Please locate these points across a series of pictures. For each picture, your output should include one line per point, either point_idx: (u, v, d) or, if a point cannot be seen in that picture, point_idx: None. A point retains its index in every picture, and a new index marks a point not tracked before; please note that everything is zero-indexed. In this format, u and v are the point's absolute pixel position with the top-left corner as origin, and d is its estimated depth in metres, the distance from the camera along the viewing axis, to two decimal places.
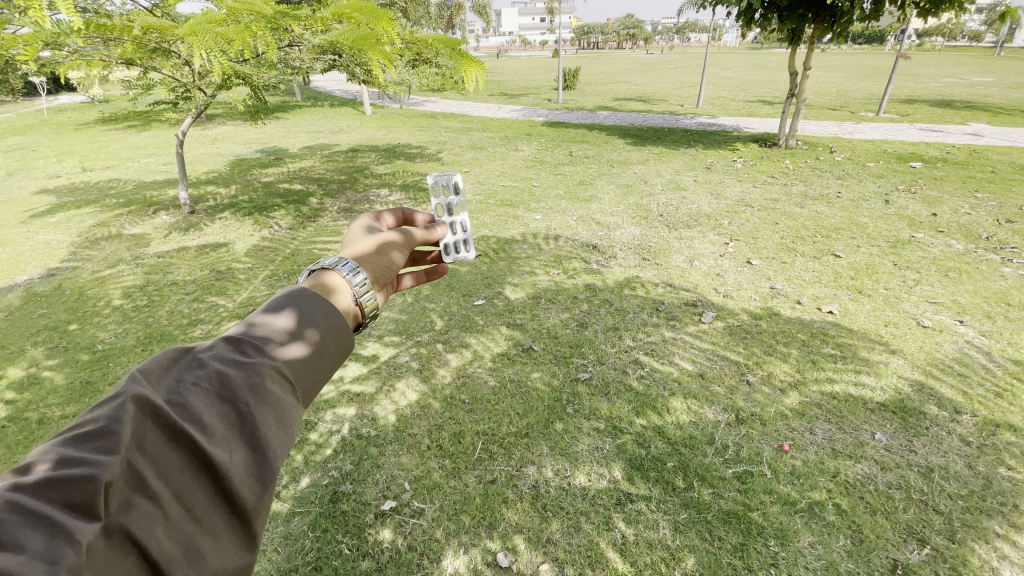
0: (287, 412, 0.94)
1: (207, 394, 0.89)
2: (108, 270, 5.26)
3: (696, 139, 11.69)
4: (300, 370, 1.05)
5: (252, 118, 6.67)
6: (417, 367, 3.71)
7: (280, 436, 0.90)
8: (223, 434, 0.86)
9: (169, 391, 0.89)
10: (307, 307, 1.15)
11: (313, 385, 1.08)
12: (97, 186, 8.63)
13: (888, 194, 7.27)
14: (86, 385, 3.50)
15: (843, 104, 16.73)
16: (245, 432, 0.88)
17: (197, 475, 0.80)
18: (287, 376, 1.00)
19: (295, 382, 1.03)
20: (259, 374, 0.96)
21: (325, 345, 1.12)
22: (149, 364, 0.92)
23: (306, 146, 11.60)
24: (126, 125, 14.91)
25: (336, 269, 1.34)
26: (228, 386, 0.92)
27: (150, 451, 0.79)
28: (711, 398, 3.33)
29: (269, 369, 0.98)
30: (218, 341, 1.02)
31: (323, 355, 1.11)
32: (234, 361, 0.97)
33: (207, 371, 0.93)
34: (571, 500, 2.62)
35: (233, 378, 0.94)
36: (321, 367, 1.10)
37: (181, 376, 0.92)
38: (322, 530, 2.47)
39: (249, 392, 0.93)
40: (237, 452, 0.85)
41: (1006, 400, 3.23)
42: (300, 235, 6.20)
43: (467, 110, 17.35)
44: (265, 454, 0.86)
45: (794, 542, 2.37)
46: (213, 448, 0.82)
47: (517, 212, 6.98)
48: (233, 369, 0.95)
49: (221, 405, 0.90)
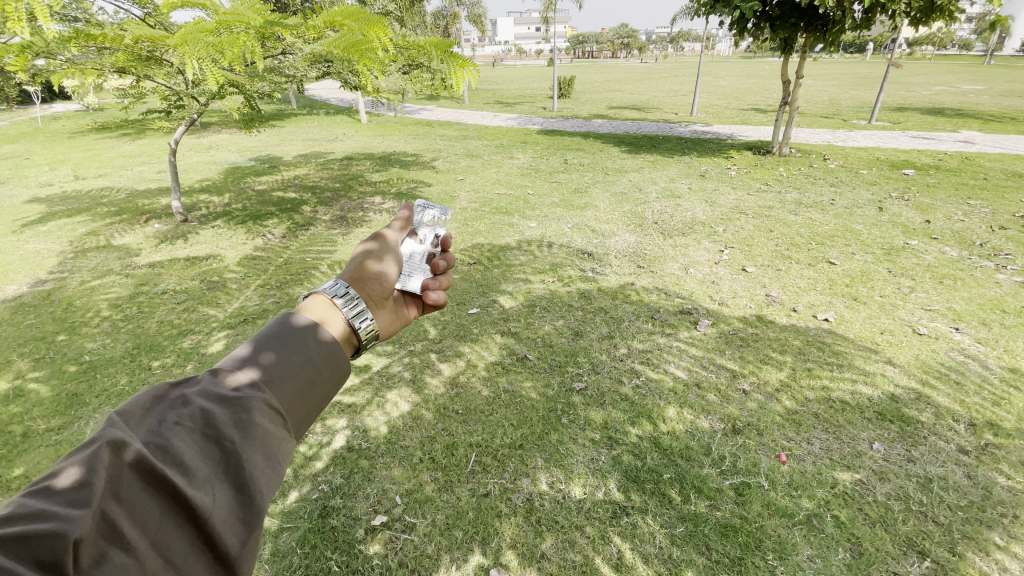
0: (276, 448, 0.93)
1: (190, 434, 0.87)
2: (97, 280, 5.20)
3: (690, 147, 11.75)
4: (291, 401, 1.02)
5: (246, 126, 6.65)
6: (410, 378, 3.67)
7: (268, 473, 0.89)
8: (206, 475, 0.84)
9: (150, 434, 0.85)
10: (301, 332, 1.11)
11: (306, 415, 1.06)
12: (90, 194, 8.58)
13: (881, 202, 7.30)
14: (72, 398, 3.43)
15: (835, 112, 16.91)
16: (230, 472, 0.86)
17: (178, 520, 0.78)
18: (277, 408, 0.98)
19: (285, 413, 1.01)
20: (246, 410, 0.93)
21: (320, 372, 1.09)
22: (129, 404, 0.89)
23: (300, 154, 11.59)
24: (120, 133, 14.87)
25: (326, 293, 1.32)
26: (213, 423, 0.89)
27: (127, 498, 0.76)
28: (708, 408, 3.30)
29: (258, 402, 0.95)
30: (204, 373, 0.98)
31: (317, 383, 1.08)
32: (220, 395, 0.94)
33: (190, 409, 0.90)
34: (566, 513, 2.58)
35: (218, 415, 0.90)
36: (314, 396, 1.08)
37: (163, 416, 0.89)
38: (311, 546, 2.42)
39: (235, 428, 0.90)
40: (221, 495, 0.83)
41: (1004, 408, 3.22)
42: (293, 244, 6.16)
43: (463, 118, 17.40)
44: (251, 496, 0.85)
45: (792, 555, 2.33)
46: (195, 493, 0.80)
47: (512, 220, 6.97)
48: (218, 405, 0.92)
49: (204, 444, 0.87)
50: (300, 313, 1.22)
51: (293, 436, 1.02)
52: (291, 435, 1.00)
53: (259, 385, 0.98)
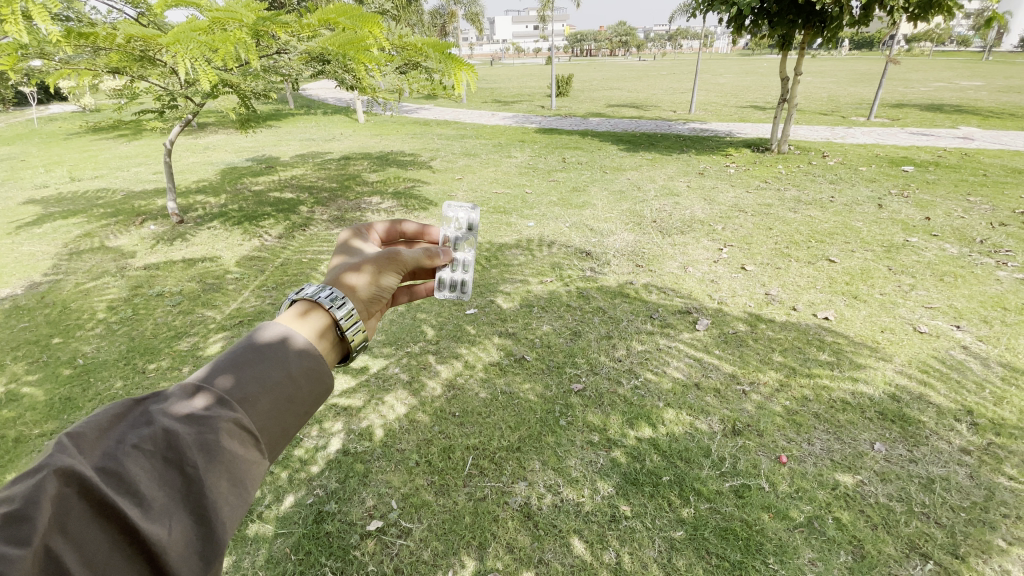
0: (243, 472, 0.91)
1: (149, 459, 0.85)
2: (91, 282, 5.17)
3: (689, 144, 11.75)
4: (266, 419, 1.03)
5: (243, 127, 6.62)
6: (407, 380, 3.64)
7: (232, 499, 0.88)
8: (164, 505, 0.83)
9: (105, 459, 0.83)
10: (279, 347, 1.12)
11: (282, 432, 1.05)
12: (86, 195, 8.54)
13: (881, 198, 7.28)
14: (66, 402, 3.40)
15: (835, 109, 16.86)
16: (190, 500, 0.85)
17: (128, 554, 0.77)
18: (248, 428, 0.97)
19: (259, 433, 1.00)
20: (213, 431, 0.91)
21: (299, 387, 1.09)
22: (85, 424, 0.86)
23: (298, 154, 11.57)
24: (117, 134, 14.85)
25: (311, 297, 1.32)
26: (175, 446, 0.88)
27: (74, 531, 0.74)
28: (707, 409, 3.27)
29: (228, 423, 0.94)
30: (171, 390, 0.97)
31: (296, 400, 1.08)
32: (187, 415, 0.92)
33: (153, 430, 0.89)
34: (564, 517, 2.55)
35: (182, 436, 0.89)
36: (292, 413, 1.08)
37: (123, 437, 0.87)
38: (305, 553, 2.39)
39: (200, 451, 0.88)
40: (178, 526, 0.82)
41: (1006, 407, 3.20)
42: (291, 244, 6.14)
43: (460, 117, 17.39)
44: (212, 527, 0.84)
45: (793, 559, 2.31)
46: (149, 526, 0.78)
47: (510, 219, 6.95)
48: (184, 425, 0.91)
49: (164, 469, 0.86)
50: (284, 322, 1.23)
51: (265, 456, 1.01)
52: (263, 454, 0.99)
53: (230, 403, 0.97)
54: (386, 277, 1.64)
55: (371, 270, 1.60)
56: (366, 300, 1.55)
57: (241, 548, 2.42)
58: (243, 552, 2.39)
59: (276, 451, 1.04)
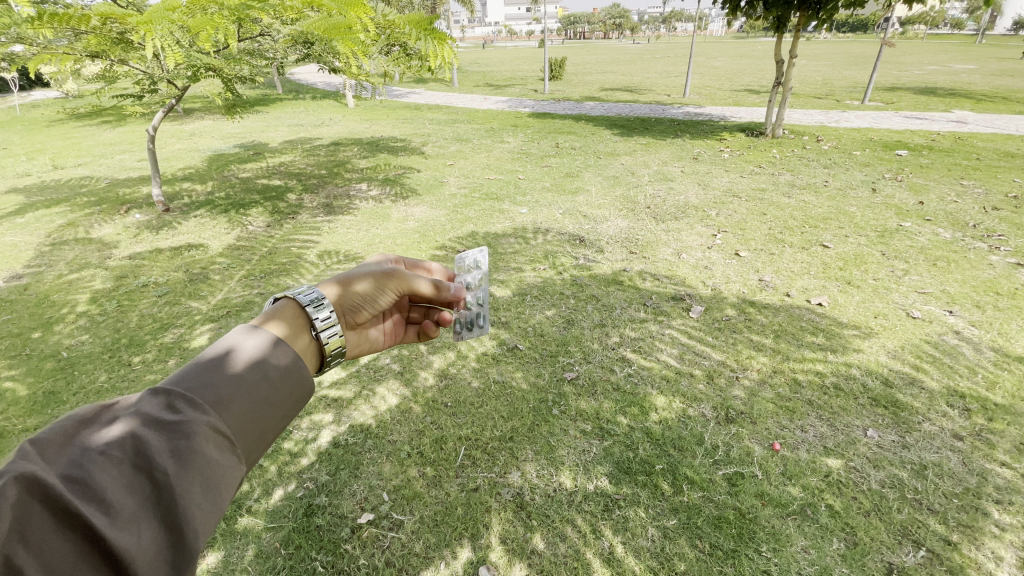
0: (217, 478, 0.90)
1: (117, 466, 0.83)
2: (74, 273, 5.06)
3: (683, 129, 11.64)
4: (240, 423, 1.01)
5: (229, 112, 6.47)
6: (398, 370, 3.61)
7: (204, 505, 0.86)
8: (132, 512, 0.81)
9: (70, 466, 0.81)
10: (257, 353, 1.12)
11: (259, 437, 1.05)
12: (69, 183, 8.35)
13: (875, 183, 7.27)
14: (49, 396, 3.34)
15: (828, 93, 16.74)
16: (160, 506, 0.83)
17: (94, 562, 0.75)
18: (223, 433, 0.96)
19: (234, 438, 0.99)
20: (185, 436, 0.90)
21: (276, 392, 1.09)
22: (49, 431, 0.83)
23: (287, 140, 11.36)
24: (100, 120, 14.53)
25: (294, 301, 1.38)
26: (146, 453, 0.86)
27: (36, 540, 0.72)
28: (701, 396, 3.27)
29: (202, 427, 0.92)
30: (141, 396, 0.95)
31: (272, 403, 1.08)
32: (158, 421, 0.91)
33: (121, 437, 0.86)
34: (557, 507, 2.55)
35: (152, 443, 0.87)
36: (269, 417, 1.07)
37: (88, 445, 0.85)
38: (296, 547, 2.37)
39: (171, 458, 0.87)
40: (146, 535, 0.80)
41: (998, 392, 3.22)
42: (278, 233, 6.04)
43: (452, 101, 17.14)
44: (182, 533, 0.82)
45: (786, 546, 2.31)
46: (117, 535, 0.76)
47: (502, 205, 6.87)
48: (155, 432, 0.89)
49: (133, 476, 0.84)
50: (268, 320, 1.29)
51: (242, 461, 1.00)
52: (238, 459, 0.97)
53: (203, 408, 0.96)
54: (358, 282, 1.69)
55: (353, 279, 1.69)
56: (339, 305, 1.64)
57: (230, 542, 2.39)
58: (232, 547, 2.36)
59: (252, 456, 1.03)
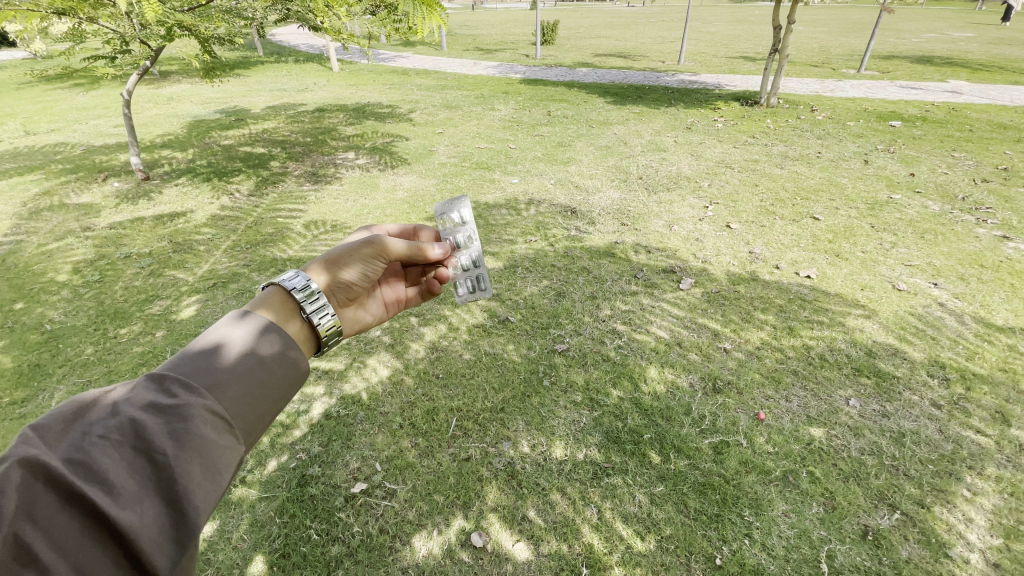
0: (217, 457, 0.90)
1: (118, 448, 0.84)
2: (54, 243, 4.93)
3: (677, 97, 11.44)
4: (238, 405, 1.02)
5: (208, 76, 6.22)
6: (389, 343, 3.60)
7: (205, 484, 0.87)
8: (134, 491, 0.81)
9: (71, 450, 0.82)
10: (250, 341, 1.13)
11: (256, 419, 1.06)
12: (43, 150, 8.06)
13: (867, 154, 7.24)
14: (35, 369, 3.31)
15: (824, 61, 16.47)
16: (162, 486, 0.84)
17: (99, 540, 0.76)
18: (222, 415, 0.96)
19: (232, 419, 0.99)
20: (183, 418, 0.90)
21: (270, 375, 1.10)
22: (48, 417, 0.84)
23: (270, 106, 10.99)
24: (73, 83, 13.95)
25: (286, 285, 1.39)
26: (146, 434, 0.87)
27: (42, 519, 0.73)
28: (689, 367, 3.33)
29: (200, 409, 0.93)
30: (138, 381, 0.96)
31: (268, 386, 1.09)
32: (155, 404, 0.92)
33: (120, 420, 0.88)
34: (546, 476, 2.61)
35: (151, 425, 0.88)
36: (264, 399, 1.08)
37: (88, 429, 0.86)
38: (290, 516, 2.41)
39: (170, 439, 0.87)
40: (150, 512, 0.81)
41: (978, 362, 3.30)
42: (264, 202, 5.91)
43: (441, 66, 16.61)
44: (185, 510, 0.83)
45: (768, 511, 2.40)
46: (120, 512, 0.77)
47: (493, 175, 6.76)
48: (152, 415, 0.90)
49: (133, 457, 0.85)
50: (259, 307, 1.30)
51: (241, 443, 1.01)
52: (237, 440, 0.98)
53: (200, 390, 0.96)
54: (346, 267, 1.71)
55: (329, 255, 1.69)
56: (329, 288, 1.65)
57: (225, 513, 2.42)
58: (227, 517, 2.40)
59: (251, 438, 1.03)
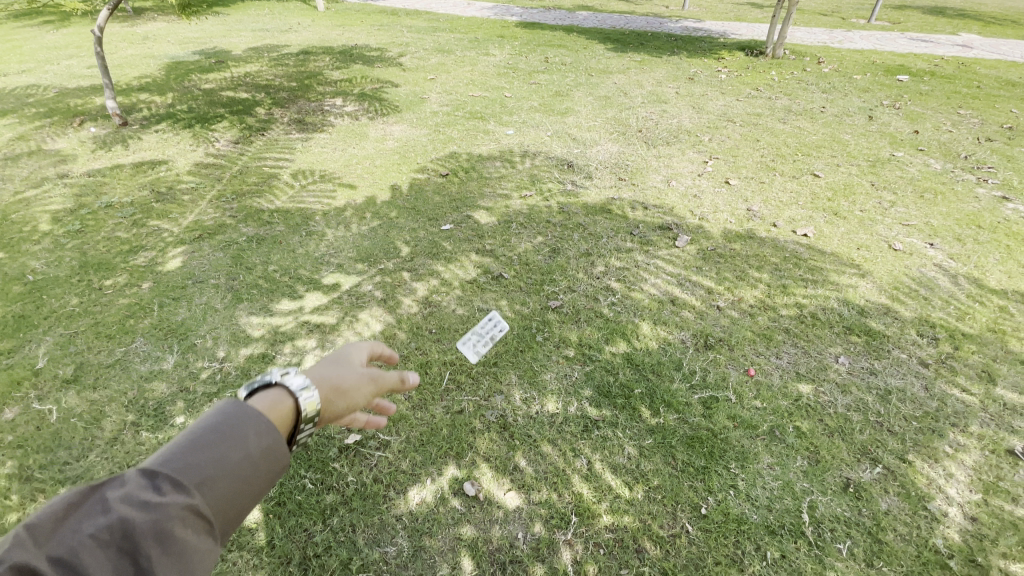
0: (198, 568, 0.86)
1: (101, 556, 0.80)
2: (31, 190, 4.75)
3: (680, 45, 10.97)
4: (227, 499, 0.96)
5: (183, 12, 5.82)
6: (381, 297, 3.57)
7: None
8: None
9: (54, 553, 0.79)
10: (249, 416, 1.05)
11: (244, 510, 1.00)
12: (14, 92, 7.64)
13: (872, 110, 7.06)
14: (20, 320, 3.25)
15: (834, 9, 15.76)
16: None
17: None
18: (206, 515, 0.92)
19: (218, 516, 0.94)
20: (168, 524, 0.86)
21: (266, 460, 1.03)
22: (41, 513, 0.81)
23: (252, 47, 10.41)
24: (40, 19, 13.07)
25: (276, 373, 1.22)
26: (130, 537, 0.83)
27: None
28: (682, 324, 3.34)
29: (185, 512, 0.88)
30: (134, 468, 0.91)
31: (261, 475, 1.02)
32: (144, 501, 0.87)
33: (108, 520, 0.84)
34: (538, 428, 2.66)
35: (137, 528, 0.84)
36: (256, 489, 1.02)
37: (79, 526, 0.83)
38: (284, 465, 2.45)
39: (153, 548, 0.83)
40: None
41: (967, 323, 3.34)
42: (249, 151, 5.69)
43: (433, 7, 15.71)
44: None
45: (753, 464, 2.47)
46: None
47: (487, 126, 6.53)
48: (139, 515, 0.85)
49: (115, 566, 0.81)
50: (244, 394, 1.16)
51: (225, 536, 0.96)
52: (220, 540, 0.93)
53: (190, 486, 0.91)
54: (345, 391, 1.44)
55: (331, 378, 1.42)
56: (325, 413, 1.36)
57: None
58: None
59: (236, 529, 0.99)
